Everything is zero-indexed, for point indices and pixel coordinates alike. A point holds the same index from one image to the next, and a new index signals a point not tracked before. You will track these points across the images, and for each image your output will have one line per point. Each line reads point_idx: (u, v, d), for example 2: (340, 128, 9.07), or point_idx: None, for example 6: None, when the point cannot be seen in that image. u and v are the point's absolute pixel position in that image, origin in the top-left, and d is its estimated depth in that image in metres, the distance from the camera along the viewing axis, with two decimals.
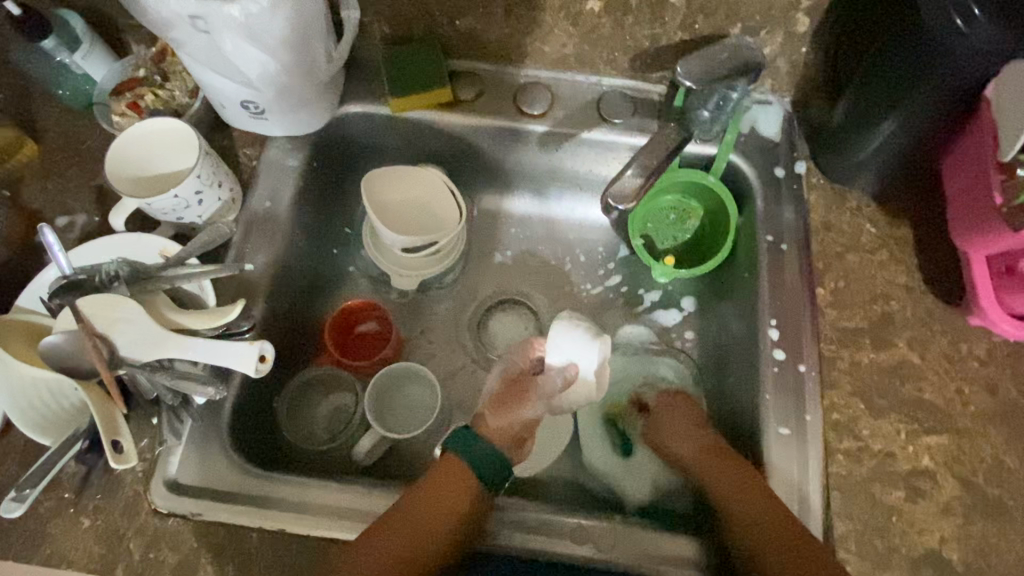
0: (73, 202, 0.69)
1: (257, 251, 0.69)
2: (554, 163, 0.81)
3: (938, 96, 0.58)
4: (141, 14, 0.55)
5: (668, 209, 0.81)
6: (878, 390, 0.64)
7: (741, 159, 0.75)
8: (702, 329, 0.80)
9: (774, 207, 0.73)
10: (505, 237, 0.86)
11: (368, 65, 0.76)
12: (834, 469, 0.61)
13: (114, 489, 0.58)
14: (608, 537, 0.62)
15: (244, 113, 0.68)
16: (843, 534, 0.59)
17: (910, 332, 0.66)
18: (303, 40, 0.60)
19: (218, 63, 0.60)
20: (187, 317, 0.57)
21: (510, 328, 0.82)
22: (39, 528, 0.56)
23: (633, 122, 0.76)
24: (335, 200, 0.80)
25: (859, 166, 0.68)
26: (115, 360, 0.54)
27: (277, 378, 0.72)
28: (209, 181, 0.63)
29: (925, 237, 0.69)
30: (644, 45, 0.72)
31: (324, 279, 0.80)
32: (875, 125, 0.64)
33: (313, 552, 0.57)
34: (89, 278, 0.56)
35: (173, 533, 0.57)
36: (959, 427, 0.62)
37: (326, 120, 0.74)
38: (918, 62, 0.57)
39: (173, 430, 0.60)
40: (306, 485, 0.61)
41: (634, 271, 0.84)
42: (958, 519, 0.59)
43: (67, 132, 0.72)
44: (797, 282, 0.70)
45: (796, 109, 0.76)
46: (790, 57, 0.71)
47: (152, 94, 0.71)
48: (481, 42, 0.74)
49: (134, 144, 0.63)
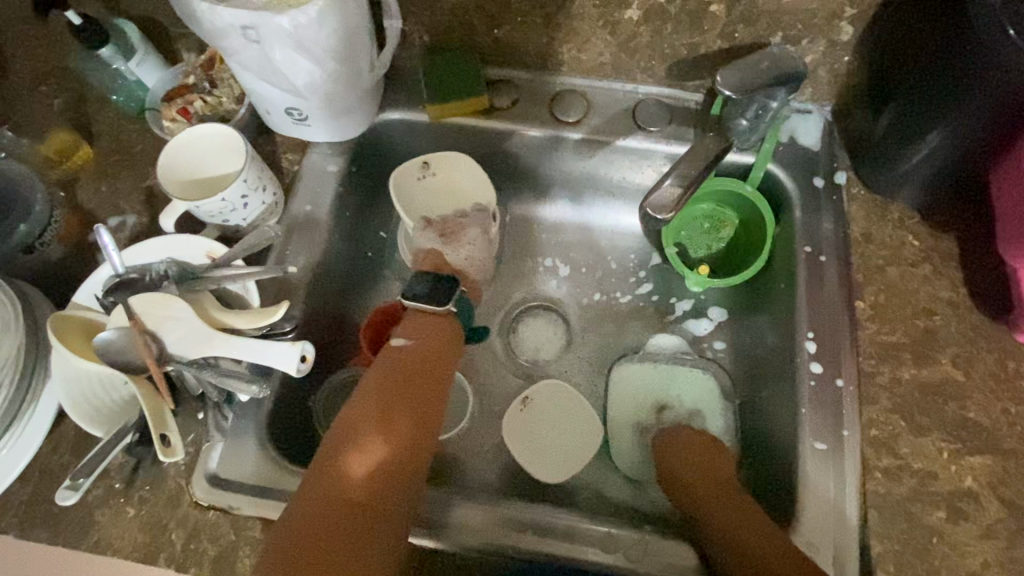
0: (124, 204, 0.72)
1: (298, 253, 0.71)
2: (587, 170, 0.81)
3: (990, 109, 0.56)
4: (195, 26, 0.57)
5: (703, 218, 0.80)
6: (920, 408, 0.62)
7: (780, 169, 0.74)
8: (735, 339, 0.79)
9: (813, 217, 0.72)
10: (539, 243, 0.86)
11: (407, 73, 0.78)
12: (873, 487, 0.60)
13: (159, 481, 0.60)
14: (638, 547, 0.62)
15: (288, 119, 0.70)
16: (881, 553, 0.57)
17: (955, 349, 0.64)
18: (347, 50, 0.62)
19: (267, 72, 0.62)
20: (233, 317, 0.59)
21: (541, 333, 0.82)
22: (88, 516, 0.59)
23: (670, 130, 0.76)
24: (373, 204, 0.82)
25: (904, 178, 0.67)
26: (164, 357, 0.56)
27: (313, 378, 0.74)
28: (254, 186, 0.65)
29: (971, 252, 0.67)
30: (682, 54, 0.72)
31: (360, 281, 0.81)
32: (922, 136, 0.62)
33: None
34: (140, 277, 0.59)
35: (213, 526, 0.58)
36: (1006, 448, 0.60)
37: (367, 126, 0.76)
38: (967, 73, 0.55)
39: (217, 428, 0.62)
40: None
41: (666, 279, 0.83)
42: (1003, 543, 0.57)
43: (120, 136, 0.76)
44: (836, 294, 0.68)
45: (837, 118, 0.75)
46: (832, 66, 0.70)
47: (201, 100, 0.74)
48: (518, 50, 0.75)
49: (184, 148, 0.65)
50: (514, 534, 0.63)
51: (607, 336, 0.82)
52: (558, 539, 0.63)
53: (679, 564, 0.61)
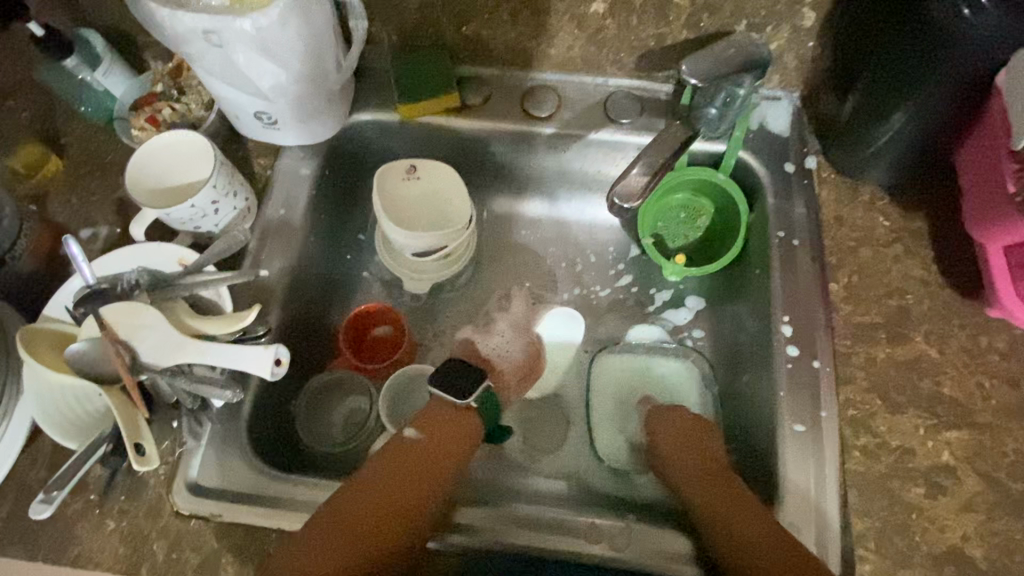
0: (96, 215, 0.72)
1: (273, 258, 0.71)
2: (562, 164, 0.81)
3: (947, 86, 0.58)
4: (156, 31, 0.57)
5: (680, 208, 0.80)
6: (896, 385, 0.63)
7: (751, 156, 0.75)
8: (714, 327, 0.80)
9: (785, 203, 0.73)
10: (517, 240, 0.86)
11: (378, 74, 0.78)
12: (852, 466, 0.60)
13: (138, 491, 0.59)
14: (623, 535, 0.62)
15: (257, 123, 0.69)
16: (863, 531, 0.58)
17: (928, 326, 0.65)
18: (312, 51, 0.62)
19: (232, 76, 0.62)
20: (206, 323, 0.59)
21: (523, 328, 0.82)
22: (67, 530, 0.58)
23: (641, 121, 0.76)
24: (349, 207, 0.81)
25: (871, 160, 0.68)
26: (137, 366, 0.55)
27: (294, 383, 0.74)
28: (224, 191, 0.65)
29: (941, 229, 0.68)
30: (650, 45, 0.72)
31: (339, 284, 0.81)
32: (886, 117, 0.63)
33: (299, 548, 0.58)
34: (110, 287, 0.58)
35: (195, 534, 0.58)
36: (981, 422, 0.61)
37: (339, 128, 0.75)
38: (926, 53, 0.56)
39: (193, 433, 0.62)
40: (325, 487, 0.62)
41: (645, 271, 0.84)
42: (981, 515, 0.58)
43: (90, 147, 0.75)
44: (810, 277, 0.69)
45: (806, 104, 0.76)
46: (798, 52, 0.71)
47: (169, 107, 0.73)
48: (488, 47, 0.75)
49: (153, 157, 0.66)
50: (511, 531, 0.62)
51: (588, 330, 0.82)
52: (559, 535, 0.62)
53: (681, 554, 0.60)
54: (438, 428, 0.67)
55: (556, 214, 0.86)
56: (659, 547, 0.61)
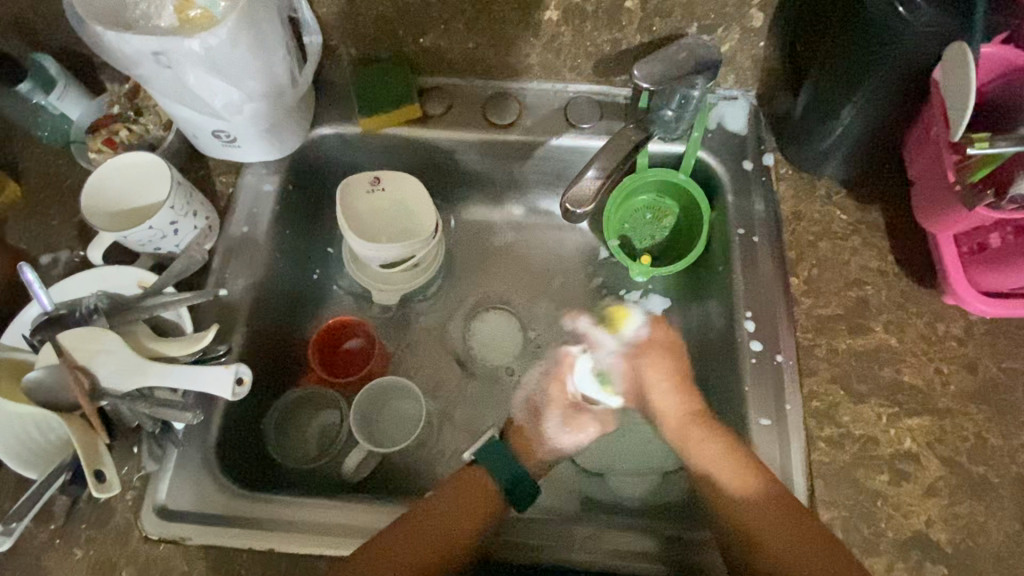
0: (56, 240, 0.71)
1: (237, 275, 0.70)
2: (528, 171, 0.81)
3: (889, 80, 0.59)
4: (106, 55, 0.57)
5: (644, 209, 0.80)
6: (857, 374, 0.64)
7: (710, 156, 0.76)
8: (683, 325, 0.80)
9: (745, 200, 0.74)
10: (489, 247, 0.87)
11: (337, 88, 0.78)
12: (817, 457, 0.61)
13: (105, 518, 0.59)
14: (594, 538, 0.62)
15: (217, 142, 0.69)
16: (830, 521, 0.59)
17: (886, 315, 0.66)
18: (263, 67, 0.62)
19: (185, 95, 0.62)
20: (165, 344, 0.59)
21: (495, 332, 0.82)
22: (32, 560, 0.57)
23: (601, 125, 0.77)
24: (315, 221, 0.81)
25: (825, 155, 0.69)
26: (97, 393, 0.54)
27: (264, 400, 0.73)
28: (183, 212, 0.64)
29: (895, 221, 0.70)
30: (606, 50, 0.73)
31: (308, 299, 0.81)
32: (835, 114, 0.64)
33: (271, 564, 0.57)
34: (69, 313, 0.58)
35: (165, 559, 0.57)
36: (941, 408, 0.63)
37: (300, 143, 0.75)
38: (866, 51, 0.58)
39: (153, 456, 0.61)
40: (304, 505, 0.62)
41: (614, 272, 0.84)
42: (944, 499, 0.59)
43: (48, 172, 0.74)
44: (772, 272, 0.70)
45: (762, 102, 0.77)
46: (750, 51, 0.72)
47: (126, 129, 0.73)
48: (447, 58, 0.76)
49: (108, 179, 0.65)
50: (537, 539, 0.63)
51: (560, 332, 0.82)
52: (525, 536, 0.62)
53: (639, 553, 0.61)
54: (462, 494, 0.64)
55: (528, 219, 0.87)
56: (614, 547, 0.61)
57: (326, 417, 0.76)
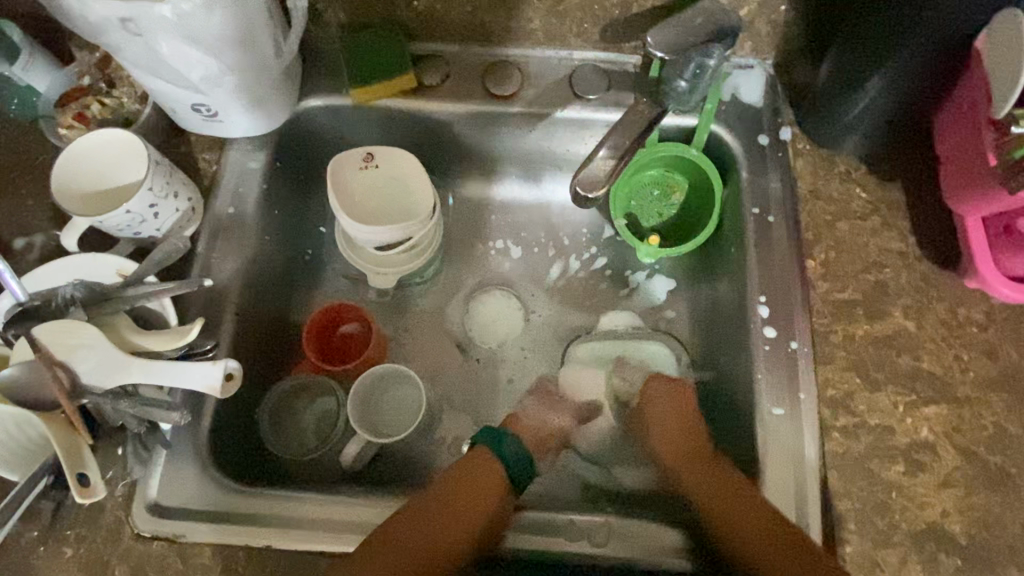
0: (30, 222, 0.67)
1: (224, 259, 0.67)
2: (530, 145, 0.77)
3: (924, 51, 0.55)
4: (71, 21, 0.52)
5: (653, 184, 0.77)
6: (874, 362, 0.62)
7: (724, 129, 0.72)
8: (690, 307, 0.78)
9: (760, 176, 0.70)
10: (489, 226, 0.83)
11: (326, 56, 0.73)
12: (831, 446, 0.59)
13: (96, 516, 0.56)
14: (603, 531, 0.60)
15: (197, 117, 0.65)
16: (844, 513, 0.57)
17: (905, 299, 0.63)
18: (244, 36, 0.57)
19: (159, 66, 0.57)
20: (147, 339, 0.55)
21: (497, 314, 0.79)
22: (22, 560, 0.55)
23: (609, 96, 0.72)
24: (305, 200, 0.77)
25: (847, 129, 0.65)
26: (77, 391, 0.52)
27: (258, 389, 0.71)
28: (163, 193, 0.60)
29: (917, 199, 0.66)
30: (615, 14, 0.68)
31: (300, 282, 0.77)
32: (861, 86, 0.60)
33: (275, 561, 0.55)
34: (44, 304, 0.55)
35: (157, 557, 0.55)
36: (960, 396, 0.60)
37: (287, 117, 0.70)
38: (900, 19, 0.53)
39: (141, 458, 0.58)
40: (318, 503, 0.59)
41: (620, 252, 0.81)
42: (960, 490, 0.58)
43: (17, 148, 0.69)
44: (787, 253, 0.67)
45: (780, 71, 0.72)
46: (769, 16, 0.67)
47: (99, 102, 0.68)
48: (445, 23, 0.71)
49: (81, 159, 0.61)
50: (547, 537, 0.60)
51: (563, 315, 0.79)
52: (535, 532, 0.61)
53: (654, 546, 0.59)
54: (463, 475, 0.63)
55: (529, 195, 0.83)
56: (640, 544, 0.59)
57: (322, 406, 0.73)
